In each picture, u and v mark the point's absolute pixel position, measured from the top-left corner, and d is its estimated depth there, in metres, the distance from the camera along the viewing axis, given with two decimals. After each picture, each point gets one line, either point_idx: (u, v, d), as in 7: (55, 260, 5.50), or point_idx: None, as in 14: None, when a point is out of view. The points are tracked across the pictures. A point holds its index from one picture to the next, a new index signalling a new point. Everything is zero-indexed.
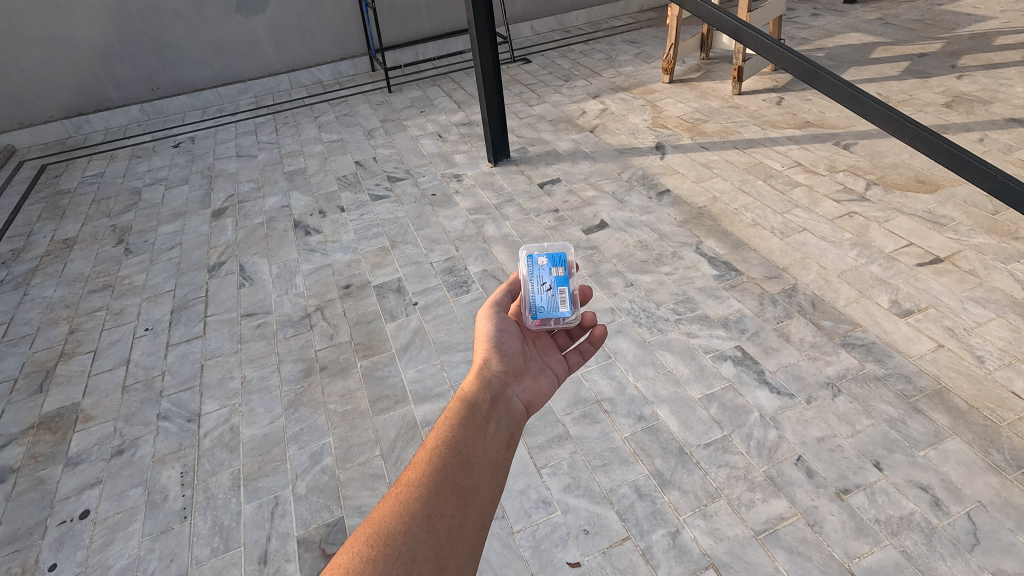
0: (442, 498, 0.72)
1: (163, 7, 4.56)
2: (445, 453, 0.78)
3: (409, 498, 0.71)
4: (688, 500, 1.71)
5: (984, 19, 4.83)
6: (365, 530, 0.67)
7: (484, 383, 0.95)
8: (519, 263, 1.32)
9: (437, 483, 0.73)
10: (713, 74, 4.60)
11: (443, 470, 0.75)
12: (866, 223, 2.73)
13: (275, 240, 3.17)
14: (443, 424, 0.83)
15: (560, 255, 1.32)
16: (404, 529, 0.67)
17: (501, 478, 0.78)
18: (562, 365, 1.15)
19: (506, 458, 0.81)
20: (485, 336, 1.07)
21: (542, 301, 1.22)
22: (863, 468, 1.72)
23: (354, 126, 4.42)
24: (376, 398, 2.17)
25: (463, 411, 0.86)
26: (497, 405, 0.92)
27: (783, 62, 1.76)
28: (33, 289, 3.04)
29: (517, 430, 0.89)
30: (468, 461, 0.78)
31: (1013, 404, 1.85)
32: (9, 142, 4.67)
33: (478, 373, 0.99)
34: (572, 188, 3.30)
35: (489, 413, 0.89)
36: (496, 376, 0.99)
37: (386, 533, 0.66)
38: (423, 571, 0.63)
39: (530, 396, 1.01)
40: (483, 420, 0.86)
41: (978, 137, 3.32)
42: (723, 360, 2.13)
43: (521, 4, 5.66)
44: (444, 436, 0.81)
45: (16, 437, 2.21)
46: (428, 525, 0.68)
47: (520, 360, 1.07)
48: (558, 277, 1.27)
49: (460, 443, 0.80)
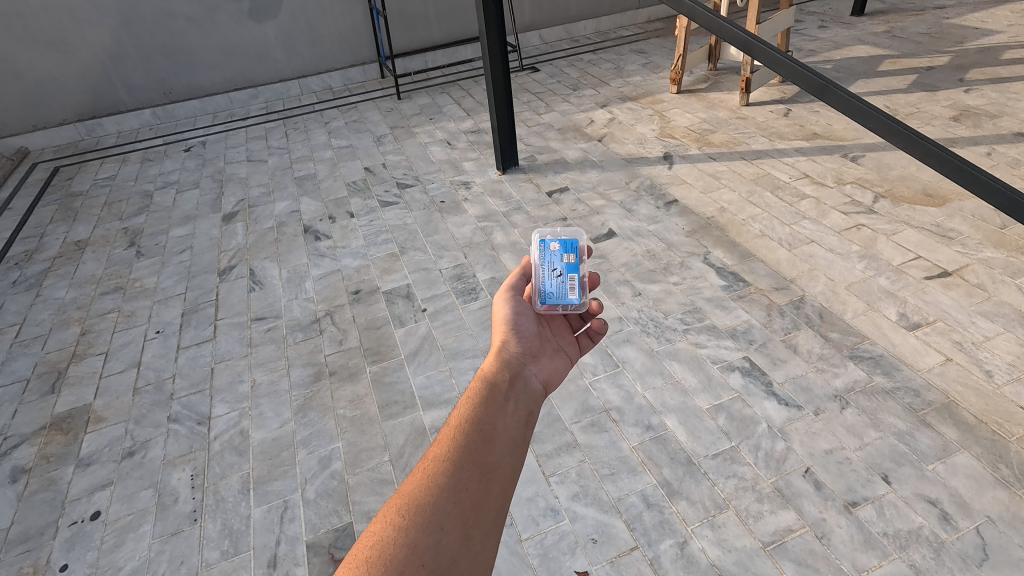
0: (467, 471, 0.73)
1: (176, 12, 4.62)
2: (469, 429, 0.79)
3: (435, 471, 0.72)
4: (696, 510, 1.71)
5: (992, 33, 4.85)
6: (396, 501, 0.70)
7: (503, 362, 0.95)
8: (530, 246, 1.22)
9: (461, 457, 0.74)
10: (721, 85, 4.62)
11: (466, 446, 0.76)
12: (873, 235, 2.74)
13: (285, 245, 3.19)
14: (465, 402, 0.84)
15: (572, 240, 1.23)
16: (431, 502, 0.69)
17: (521, 453, 0.78)
18: (575, 347, 1.11)
19: (527, 435, 0.82)
20: (502, 319, 1.06)
21: (551, 287, 1.15)
22: (871, 481, 1.73)
23: (364, 132, 4.46)
24: (385, 403, 2.18)
25: (484, 390, 0.86)
26: (518, 383, 0.92)
27: (793, 77, 1.77)
28: (45, 291, 3.07)
29: (537, 407, 0.89)
30: (491, 435, 0.79)
31: (1022, 419, 1.85)
32: (23, 144, 4.72)
33: (499, 352, 0.98)
34: (581, 197, 3.32)
35: (510, 390, 0.89)
36: (514, 356, 0.98)
37: (414, 505, 0.68)
38: (450, 541, 0.66)
39: (547, 375, 0.99)
40: (503, 398, 0.86)
41: (986, 151, 3.33)
42: (731, 371, 2.14)
43: (531, 13, 5.71)
44: (467, 413, 0.81)
45: (29, 437, 2.23)
46: (453, 497, 0.70)
47: (537, 341, 1.05)
48: (569, 263, 1.18)
49: (483, 419, 0.81)
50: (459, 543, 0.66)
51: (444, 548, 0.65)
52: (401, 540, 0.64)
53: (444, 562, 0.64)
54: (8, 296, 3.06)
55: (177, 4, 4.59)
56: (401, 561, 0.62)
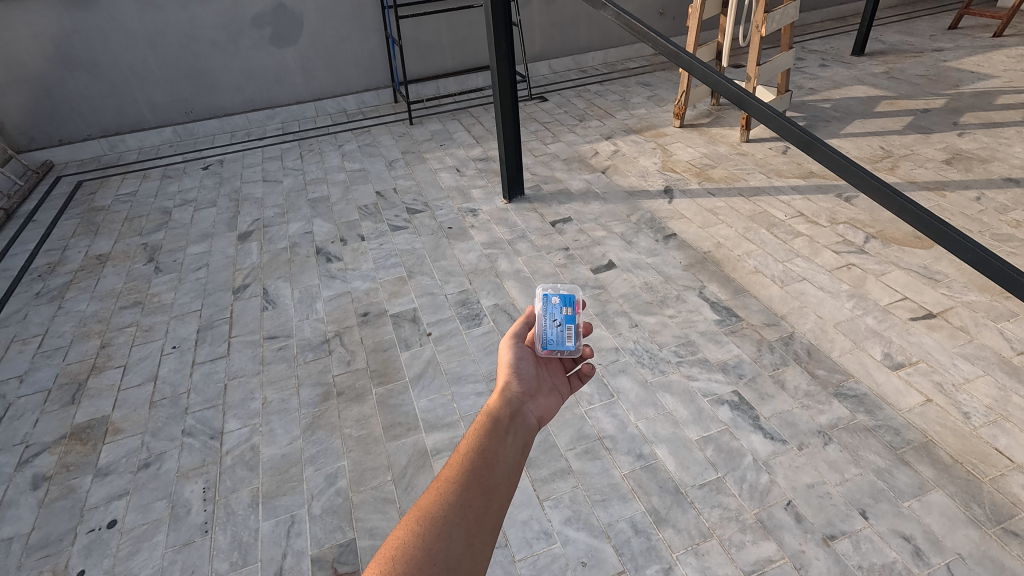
0: (471, 489, 0.81)
1: (201, 37, 4.83)
2: (475, 454, 0.87)
3: (445, 489, 0.80)
4: (681, 538, 1.80)
5: (987, 78, 5.00)
6: (414, 513, 0.77)
7: (505, 401, 1.04)
8: (535, 300, 1.33)
9: (467, 478, 0.82)
10: (723, 120, 4.77)
11: (471, 468, 0.84)
12: (863, 275, 2.85)
13: (298, 266, 3.32)
14: (472, 434, 0.92)
15: (570, 295, 1.34)
16: (443, 514, 0.76)
17: (518, 477, 0.86)
18: (567, 385, 1.20)
19: (523, 462, 0.89)
20: (506, 363, 1.15)
21: (551, 335, 1.24)
22: (850, 516, 1.82)
23: (376, 156, 4.62)
24: (390, 424, 2.29)
25: (488, 423, 0.94)
26: (518, 418, 1.01)
27: (782, 132, 1.86)
28: (67, 303, 3.20)
29: (533, 439, 0.97)
30: (493, 460, 0.87)
31: (996, 460, 1.95)
32: (47, 158, 4.90)
33: (503, 392, 1.07)
34: (583, 228, 3.44)
35: (511, 424, 0.98)
36: (515, 395, 1.07)
37: (428, 517, 0.75)
38: (457, 549, 0.73)
39: (543, 411, 1.08)
40: (503, 431, 0.94)
41: (975, 195, 3.45)
42: (721, 405, 2.23)
43: (540, 44, 5.90)
44: (472, 442, 0.89)
45: (49, 446, 2.34)
46: (460, 511, 0.77)
47: (535, 381, 1.14)
48: (567, 315, 1.29)
49: (487, 446, 0.89)
50: (463, 550, 0.73)
51: (453, 554, 0.72)
52: (417, 545, 0.72)
53: (452, 566, 0.71)
54: (31, 307, 3.20)
55: (203, 29, 4.80)
56: (417, 563, 0.70)
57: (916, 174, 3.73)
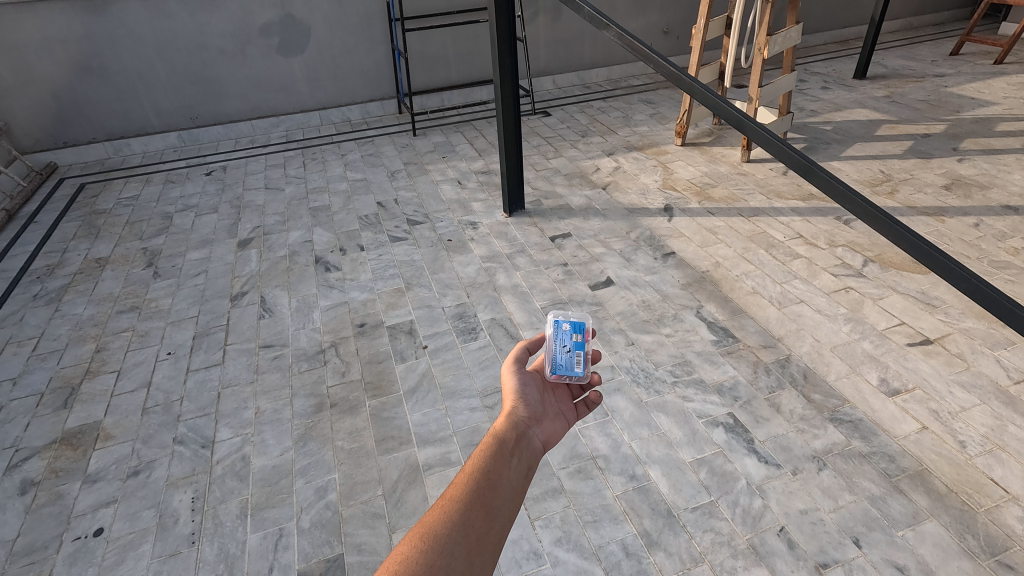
0: (474, 510, 0.80)
1: (209, 44, 4.88)
2: (480, 474, 0.87)
3: (450, 507, 0.80)
4: (672, 561, 1.79)
5: (988, 104, 5.04)
6: (417, 529, 0.76)
7: (510, 424, 1.04)
8: (545, 324, 1.34)
9: (471, 497, 0.82)
10: (724, 139, 4.80)
11: (476, 489, 0.84)
12: (860, 298, 2.85)
13: (296, 275, 3.33)
14: (477, 455, 0.92)
15: (580, 323, 1.36)
16: (446, 532, 0.76)
17: (521, 499, 0.86)
18: (573, 412, 1.20)
19: (526, 485, 0.89)
20: (511, 389, 1.15)
21: (561, 360, 1.26)
22: (843, 544, 1.80)
23: (379, 166, 4.64)
24: (382, 438, 2.27)
25: (494, 445, 0.95)
26: (523, 442, 1.01)
27: (781, 157, 1.85)
28: (64, 306, 3.20)
29: (536, 463, 0.97)
30: (498, 481, 0.87)
31: (990, 491, 1.94)
32: (52, 160, 4.92)
33: (508, 416, 1.08)
34: (582, 243, 3.45)
35: (517, 448, 0.98)
36: (520, 420, 1.07)
37: (432, 533, 0.75)
38: (458, 565, 0.72)
39: (547, 437, 1.08)
40: (508, 453, 0.95)
41: (974, 222, 3.45)
42: (715, 426, 2.22)
43: (545, 60, 5.95)
44: (478, 462, 0.89)
45: (39, 450, 2.33)
46: (463, 529, 0.77)
47: (540, 406, 1.15)
48: (577, 342, 1.30)
49: (492, 467, 0.89)
50: (464, 566, 0.72)
51: (455, 570, 0.71)
52: (419, 559, 0.71)
53: None
54: (28, 309, 3.19)
55: (211, 37, 4.85)
56: None
57: (915, 199, 3.74)
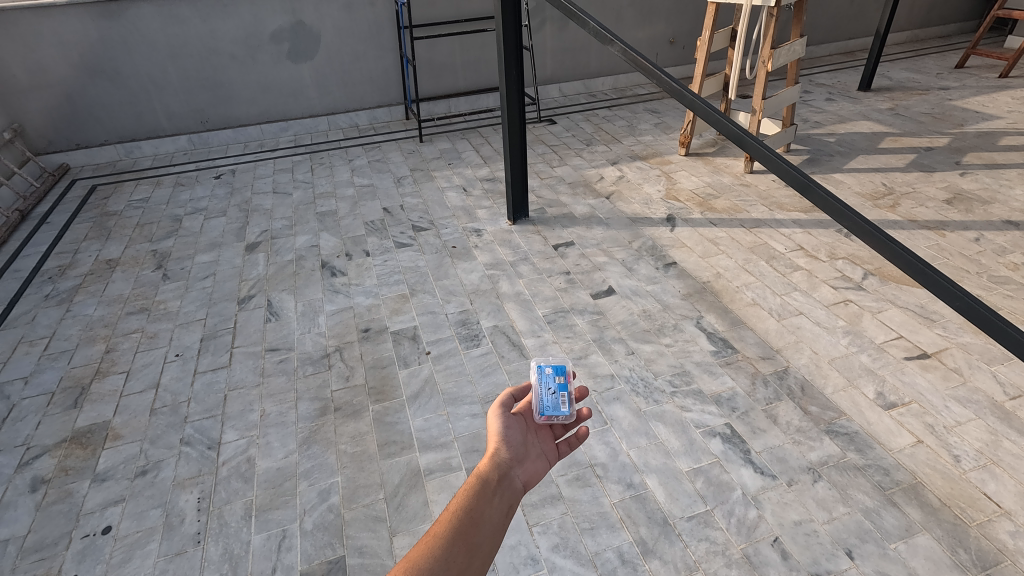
0: (456, 546, 0.85)
1: (220, 50, 4.96)
2: (462, 513, 0.91)
3: (433, 544, 0.84)
4: (667, 569, 1.82)
5: (992, 118, 5.06)
6: (402, 566, 0.80)
7: (494, 464, 1.08)
8: (529, 371, 1.45)
9: (454, 534, 0.86)
10: (727, 150, 4.84)
11: (458, 526, 0.88)
12: (859, 311, 2.88)
13: (302, 279, 3.38)
14: (461, 494, 0.96)
15: (561, 366, 1.48)
16: (428, 567, 0.80)
17: (501, 537, 0.90)
18: (555, 450, 1.24)
19: (507, 523, 0.93)
20: (494, 431, 1.18)
21: (547, 402, 1.34)
22: (836, 555, 1.83)
23: (385, 172, 4.71)
24: (384, 442, 2.32)
25: (477, 484, 0.99)
26: (507, 482, 1.05)
27: (779, 173, 1.87)
28: (75, 306, 3.26)
29: (517, 503, 1.01)
30: (479, 520, 0.91)
31: (983, 505, 1.96)
32: (64, 161, 5.00)
33: (493, 454, 1.12)
34: (585, 252, 3.49)
35: (500, 488, 1.02)
36: (503, 460, 1.10)
37: (414, 569, 0.79)
38: None
39: (529, 477, 1.12)
40: (489, 493, 0.98)
41: (975, 236, 3.48)
42: (712, 437, 2.26)
43: (552, 68, 6.00)
44: (461, 501, 0.93)
45: (50, 448, 2.38)
46: (444, 564, 0.81)
47: (523, 447, 1.18)
48: (560, 383, 1.40)
49: (474, 507, 0.93)
50: None
51: None
52: None
53: None
54: (40, 309, 3.26)
55: (222, 43, 4.93)
56: None
57: (916, 212, 3.77)
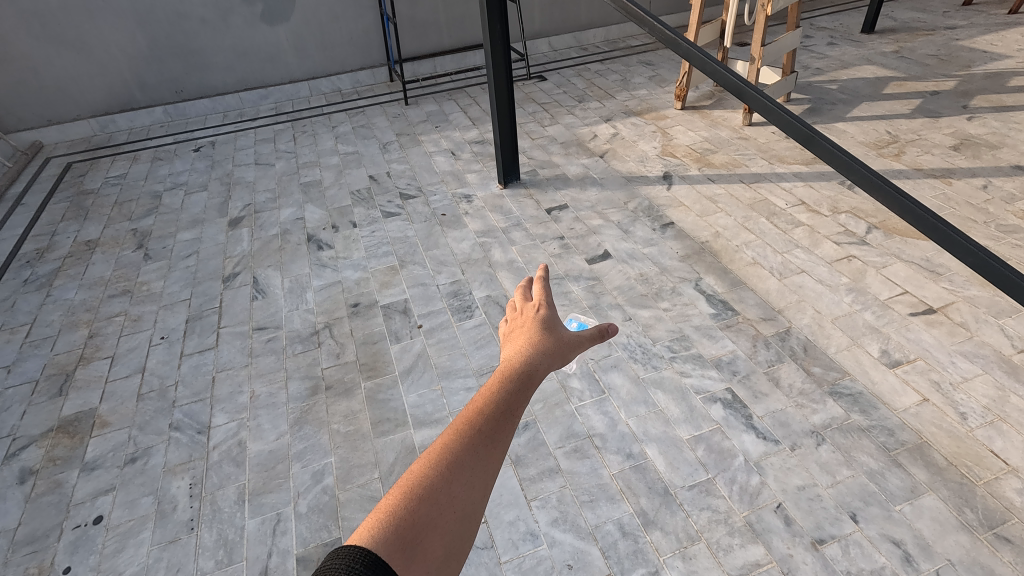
0: (484, 439, 0.67)
1: (190, 14, 4.69)
2: (495, 403, 0.72)
3: (459, 432, 0.67)
4: (669, 541, 1.79)
5: (1000, 58, 4.84)
6: (424, 460, 0.65)
7: (532, 357, 0.84)
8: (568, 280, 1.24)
9: (484, 430, 0.68)
10: (725, 102, 4.65)
11: (489, 419, 0.69)
12: (863, 268, 2.79)
13: (289, 254, 3.27)
14: (494, 386, 0.76)
15: None
16: (449, 467, 0.63)
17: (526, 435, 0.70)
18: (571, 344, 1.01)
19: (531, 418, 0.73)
20: (540, 318, 0.94)
21: None
22: (840, 520, 1.80)
23: (370, 138, 4.53)
24: (378, 420, 2.26)
25: (510, 377, 0.78)
26: (546, 367, 0.83)
27: (782, 126, 1.75)
28: (56, 291, 3.16)
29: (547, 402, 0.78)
30: (517, 412, 0.73)
31: (991, 463, 1.92)
32: (36, 139, 4.81)
33: (534, 338, 0.89)
34: (579, 215, 3.37)
35: (540, 373, 0.81)
36: (544, 353, 0.86)
37: (438, 466, 0.63)
38: (458, 516, 0.60)
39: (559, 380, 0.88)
40: (523, 389, 0.76)
41: (982, 184, 3.36)
42: (713, 403, 2.20)
43: (540, 21, 5.73)
44: (491, 393, 0.74)
45: (36, 439, 2.33)
46: (471, 463, 0.64)
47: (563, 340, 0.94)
48: None
49: (511, 394, 0.74)
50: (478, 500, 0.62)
51: (457, 517, 0.60)
52: (413, 503, 0.59)
53: (455, 527, 0.59)
54: (20, 295, 3.16)
55: (191, 6, 4.66)
56: (415, 521, 0.57)
57: (922, 160, 3.63)
